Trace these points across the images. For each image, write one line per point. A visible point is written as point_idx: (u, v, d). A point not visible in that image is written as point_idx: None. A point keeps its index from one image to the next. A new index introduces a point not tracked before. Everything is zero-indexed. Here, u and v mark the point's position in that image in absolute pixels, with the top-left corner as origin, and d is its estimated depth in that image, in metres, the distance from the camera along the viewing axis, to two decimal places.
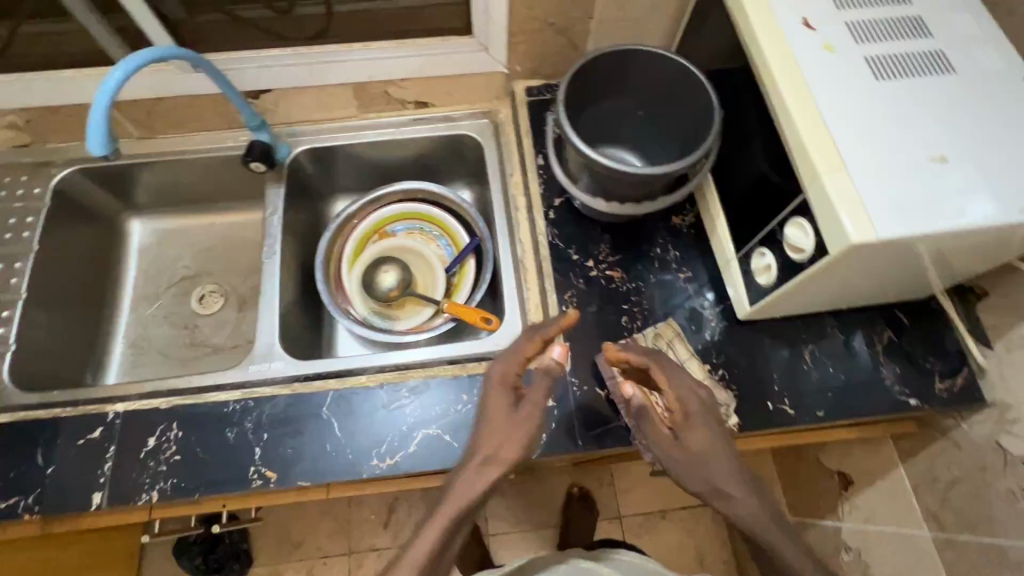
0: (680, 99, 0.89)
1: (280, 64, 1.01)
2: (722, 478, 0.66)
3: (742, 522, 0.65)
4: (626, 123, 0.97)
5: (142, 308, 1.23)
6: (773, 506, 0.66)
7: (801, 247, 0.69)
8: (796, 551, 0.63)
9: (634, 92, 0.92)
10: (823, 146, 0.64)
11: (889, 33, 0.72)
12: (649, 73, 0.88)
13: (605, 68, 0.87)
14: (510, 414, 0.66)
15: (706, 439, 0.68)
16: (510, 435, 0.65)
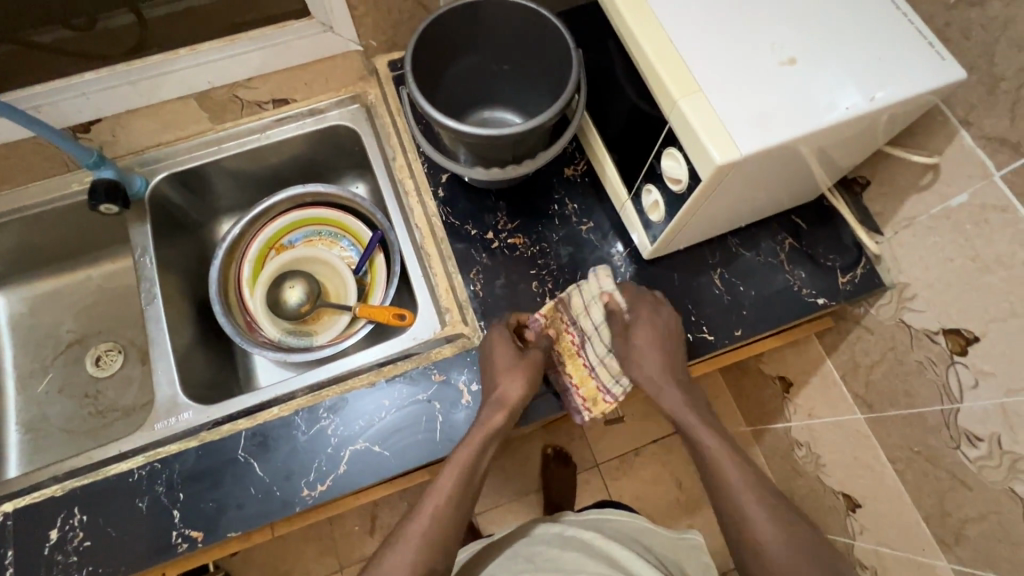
0: (537, 46, 0.85)
1: (98, 89, 0.88)
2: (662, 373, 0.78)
3: (671, 408, 0.77)
4: (493, 80, 0.93)
5: (31, 388, 1.11)
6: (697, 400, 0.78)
7: (678, 177, 0.67)
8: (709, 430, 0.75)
9: (490, 48, 0.88)
10: (675, 71, 0.61)
11: None
12: (499, 24, 0.83)
13: (451, 28, 0.82)
14: (516, 357, 0.79)
15: (648, 345, 0.79)
16: (524, 376, 0.77)
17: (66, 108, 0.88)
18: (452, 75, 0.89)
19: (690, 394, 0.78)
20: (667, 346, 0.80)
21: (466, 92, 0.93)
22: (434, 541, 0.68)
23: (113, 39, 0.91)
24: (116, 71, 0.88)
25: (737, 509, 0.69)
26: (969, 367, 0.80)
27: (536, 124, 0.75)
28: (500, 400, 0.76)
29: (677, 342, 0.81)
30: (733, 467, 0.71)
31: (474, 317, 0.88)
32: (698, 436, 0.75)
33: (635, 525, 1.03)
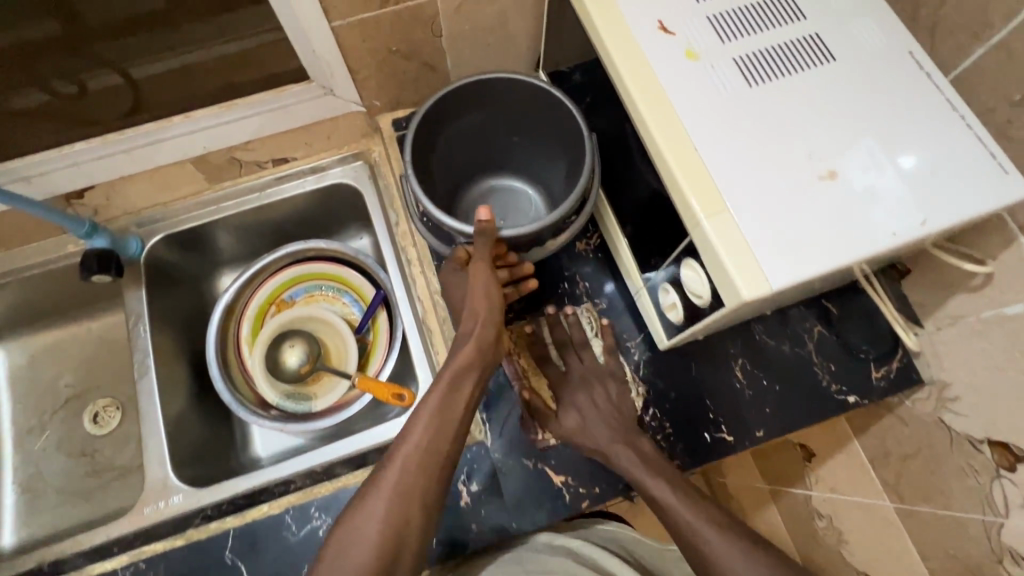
0: (551, 119, 0.80)
1: (90, 158, 0.85)
2: (601, 437, 0.75)
3: (626, 470, 0.71)
4: (501, 147, 0.88)
5: (29, 445, 1.09)
6: (649, 453, 0.73)
7: (699, 293, 0.61)
8: (663, 485, 0.68)
9: (498, 118, 0.83)
10: (699, 187, 0.55)
11: (760, 23, 0.62)
12: (511, 97, 0.79)
13: (457, 101, 0.77)
14: (483, 265, 0.72)
15: (588, 405, 0.78)
16: (488, 281, 0.72)
17: (57, 178, 0.85)
18: (456, 145, 0.84)
19: (641, 450, 0.73)
20: (619, 417, 0.78)
21: (472, 158, 0.89)
22: (406, 484, 0.61)
23: (111, 103, 0.90)
24: (107, 141, 0.84)
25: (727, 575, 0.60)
26: (1016, 486, 0.72)
27: (535, 230, 0.71)
28: (472, 318, 0.72)
29: (614, 397, 0.80)
30: (699, 520, 0.64)
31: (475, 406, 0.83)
32: (648, 486, 0.69)
33: (625, 535, 0.83)
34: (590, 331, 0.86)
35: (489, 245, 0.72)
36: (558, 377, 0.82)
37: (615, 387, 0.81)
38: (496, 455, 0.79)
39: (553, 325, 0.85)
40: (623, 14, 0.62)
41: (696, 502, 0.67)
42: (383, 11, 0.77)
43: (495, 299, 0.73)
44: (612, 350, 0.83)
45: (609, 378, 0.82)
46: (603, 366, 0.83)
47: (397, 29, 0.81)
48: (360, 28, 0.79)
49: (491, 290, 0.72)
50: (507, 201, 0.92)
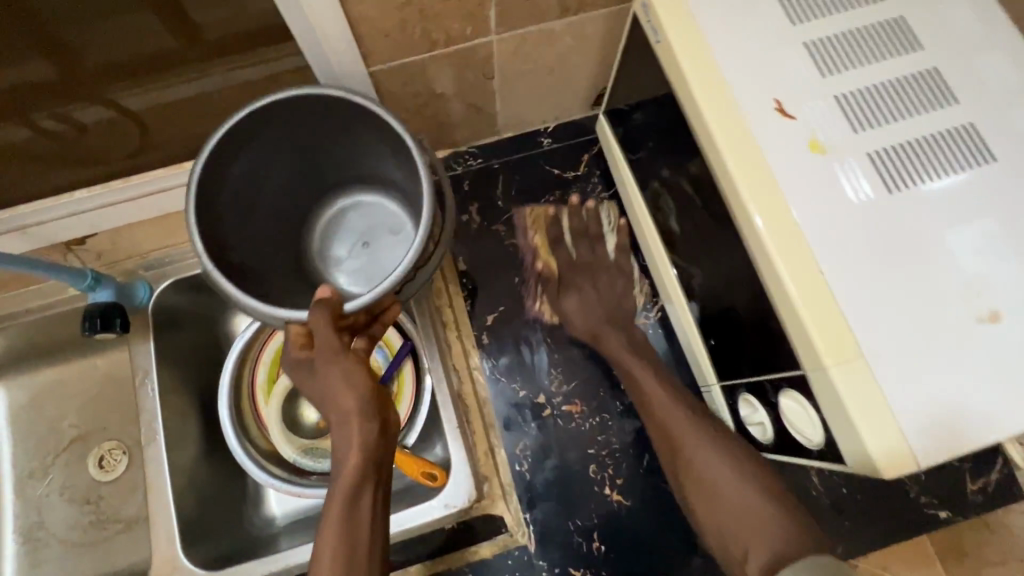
0: (337, 131, 0.70)
1: (93, 208, 0.75)
2: (596, 319, 0.75)
3: (611, 351, 0.74)
4: (332, 161, 0.74)
5: (31, 491, 1.02)
6: (643, 346, 0.75)
7: (809, 437, 0.51)
8: (650, 375, 0.70)
9: (283, 154, 0.69)
10: (826, 324, 0.45)
11: (900, 106, 0.50)
12: (280, 133, 0.66)
13: (249, 135, 0.64)
14: (330, 354, 0.55)
15: (589, 289, 0.77)
16: (344, 366, 0.55)
17: (56, 228, 0.76)
18: (276, 170, 0.71)
19: (634, 342, 0.75)
20: (615, 299, 0.77)
21: (306, 184, 0.76)
22: None
23: (115, 141, 0.81)
24: (112, 188, 0.76)
25: (709, 480, 0.59)
26: None
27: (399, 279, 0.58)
28: (340, 416, 0.54)
29: (618, 288, 0.78)
30: (686, 431, 0.63)
31: (517, 505, 0.74)
32: (640, 379, 0.70)
33: None
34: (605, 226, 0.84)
35: (327, 322, 0.56)
36: (566, 257, 0.80)
37: (620, 281, 0.79)
38: (541, 562, 0.72)
39: (573, 214, 0.83)
40: (731, 92, 0.51)
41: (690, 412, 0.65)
42: (431, 53, 0.66)
43: (362, 382, 0.55)
44: (624, 249, 0.81)
45: (617, 273, 0.79)
46: (612, 259, 0.80)
47: (443, 72, 0.70)
48: (401, 72, 0.68)
49: (352, 376, 0.54)
50: (359, 220, 0.80)
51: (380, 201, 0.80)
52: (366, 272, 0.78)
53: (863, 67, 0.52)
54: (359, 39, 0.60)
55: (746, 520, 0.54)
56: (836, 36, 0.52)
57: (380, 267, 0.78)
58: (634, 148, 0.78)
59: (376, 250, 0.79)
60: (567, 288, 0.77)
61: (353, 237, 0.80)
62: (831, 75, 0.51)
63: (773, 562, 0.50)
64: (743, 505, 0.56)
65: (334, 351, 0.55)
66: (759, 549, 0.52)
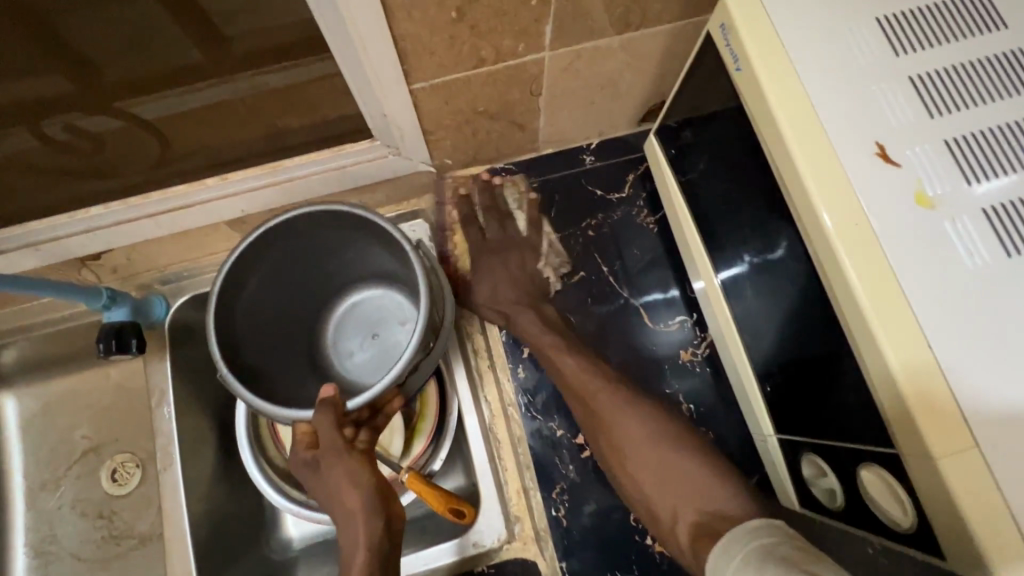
0: (333, 247, 0.72)
1: (109, 224, 0.71)
2: (509, 300, 0.76)
3: (524, 331, 0.74)
4: (327, 277, 0.76)
5: (42, 503, 1.00)
6: (554, 321, 0.75)
7: (895, 512, 0.46)
8: (564, 354, 0.71)
9: (282, 273, 0.71)
10: (936, 412, 0.40)
11: (1023, 155, 0.44)
12: (278, 252, 0.68)
13: (260, 255, 0.66)
14: (333, 454, 0.57)
15: (498, 270, 0.78)
16: (348, 465, 0.56)
17: (69, 245, 0.71)
18: (282, 286, 0.72)
19: (546, 318, 0.75)
20: (521, 277, 0.78)
21: (306, 299, 0.76)
22: None
23: (132, 152, 0.76)
24: (129, 205, 0.71)
25: (625, 451, 0.65)
26: None
27: (400, 371, 0.58)
28: (347, 513, 0.55)
29: (527, 263, 0.80)
30: (607, 411, 0.67)
31: (553, 552, 0.70)
32: (552, 360, 0.71)
33: None
34: (512, 203, 0.83)
35: (330, 420, 0.58)
36: (476, 238, 0.80)
37: (527, 255, 0.80)
38: None
39: (483, 189, 0.82)
40: (828, 135, 0.45)
41: (602, 387, 0.69)
42: (477, 70, 0.60)
43: (367, 480, 0.56)
44: (537, 223, 0.82)
45: (528, 249, 0.80)
46: (522, 236, 0.81)
47: (488, 89, 0.64)
48: (444, 90, 0.62)
49: (356, 474, 0.56)
50: (367, 312, 0.80)
51: (386, 294, 0.79)
52: (377, 365, 0.78)
53: (978, 108, 0.45)
54: (402, 56, 0.55)
55: (677, 483, 0.60)
56: (947, 71, 0.46)
57: (390, 359, 0.77)
58: (686, 173, 0.72)
59: (386, 341, 0.79)
60: (482, 269, 0.77)
61: (362, 328, 0.79)
62: (940, 116, 0.45)
63: (706, 517, 0.57)
64: (674, 467, 0.62)
65: (337, 451, 0.57)
66: (693, 505, 0.58)
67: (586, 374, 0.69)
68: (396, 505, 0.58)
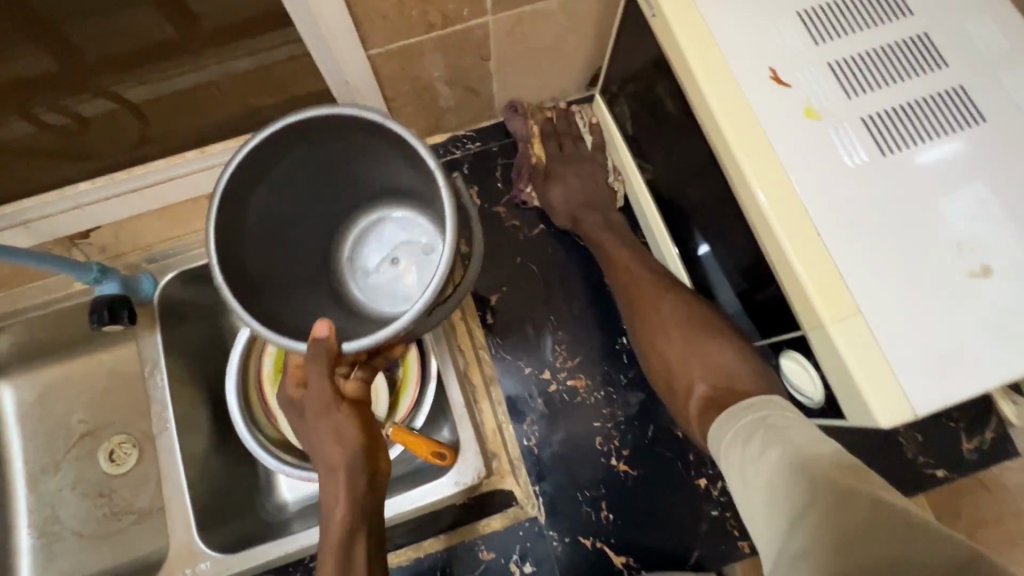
0: (358, 155, 0.67)
1: (99, 200, 0.76)
2: (577, 206, 0.82)
3: (588, 231, 0.81)
4: (354, 184, 0.72)
5: (43, 486, 1.03)
6: (619, 228, 0.82)
7: (807, 390, 0.53)
8: (623, 250, 0.78)
9: (304, 176, 0.66)
10: (824, 287, 0.47)
11: (892, 72, 0.51)
12: (301, 154, 0.63)
13: (273, 160, 0.62)
14: (321, 404, 0.56)
15: (568, 174, 0.84)
16: (336, 421, 0.56)
17: (63, 220, 0.76)
18: (302, 185, 0.67)
19: (613, 226, 0.82)
20: (593, 188, 0.84)
21: (309, 216, 0.72)
22: None
23: (116, 136, 0.81)
24: (115, 180, 0.76)
25: (660, 325, 0.69)
26: None
27: (407, 325, 0.55)
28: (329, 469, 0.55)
29: (598, 176, 0.85)
30: (651, 296, 0.72)
31: (527, 478, 0.77)
32: (613, 256, 0.78)
33: None
34: (584, 128, 0.89)
35: (319, 368, 0.55)
36: (553, 150, 0.86)
37: (599, 173, 0.85)
38: (552, 532, 0.75)
39: (563, 116, 0.88)
40: (728, 64, 0.52)
41: (652, 274, 0.74)
42: (427, 36, 0.67)
43: (354, 437, 0.56)
44: (600, 147, 0.87)
45: (599, 165, 0.86)
46: (590, 153, 0.87)
47: (441, 54, 0.71)
48: (399, 56, 0.69)
49: (343, 432, 0.56)
50: (388, 235, 0.78)
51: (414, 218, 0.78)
52: (394, 291, 0.77)
53: (855, 35, 0.53)
54: (358, 22, 0.61)
55: (699, 361, 0.65)
56: (828, 5, 0.54)
57: (407, 289, 0.77)
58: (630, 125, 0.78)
59: (405, 268, 0.78)
60: (553, 176, 0.84)
61: (381, 249, 0.79)
62: (824, 43, 0.52)
63: (716, 387, 0.62)
64: (703, 352, 0.65)
65: (327, 406, 0.55)
66: (709, 381, 0.63)
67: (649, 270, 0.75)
68: (382, 458, 0.59)
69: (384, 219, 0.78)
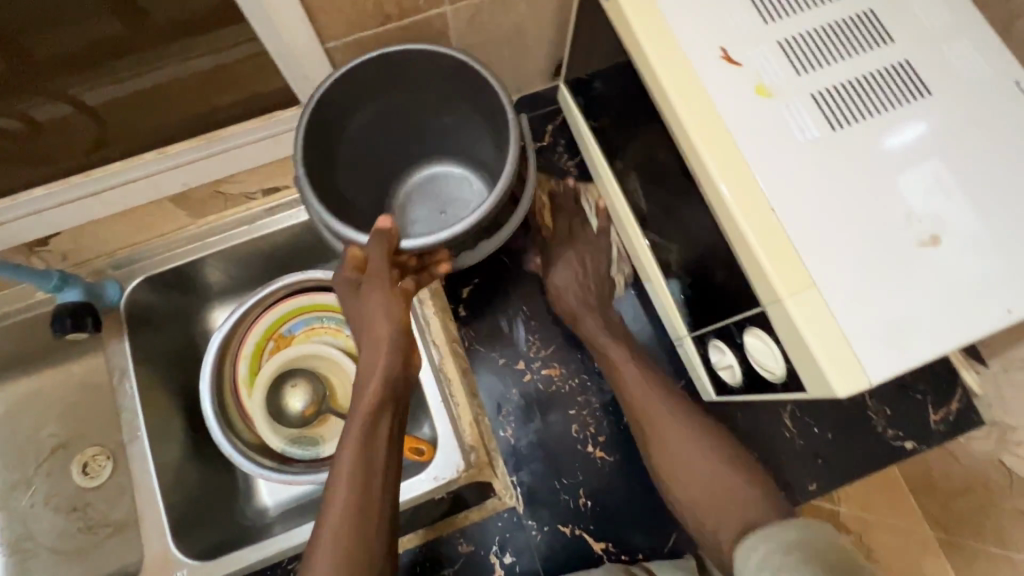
0: (431, 100, 0.76)
1: (56, 205, 0.74)
2: (578, 300, 0.79)
3: (590, 335, 0.77)
4: (426, 134, 0.81)
5: (14, 503, 1.01)
6: (620, 327, 0.79)
7: (768, 365, 0.54)
8: (627, 353, 0.75)
9: (387, 116, 0.76)
10: (780, 260, 0.47)
11: (839, 48, 0.52)
12: (384, 101, 0.73)
13: (351, 97, 0.69)
14: (377, 285, 0.61)
15: (571, 258, 0.81)
16: (385, 302, 0.60)
17: (17, 228, 0.74)
18: (383, 130, 0.78)
19: (613, 323, 0.79)
20: (595, 283, 0.81)
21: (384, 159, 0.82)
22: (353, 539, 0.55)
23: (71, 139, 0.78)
24: (71, 184, 0.74)
25: (670, 451, 0.67)
26: None
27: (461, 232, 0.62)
28: (373, 344, 0.59)
29: (600, 264, 0.82)
30: (661, 418, 0.70)
31: (504, 469, 0.77)
32: (616, 358, 0.75)
33: None
34: (587, 209, 0.84)
35: (382, 251, 0.61)
36: (562, 232, 0.83)
37: (601, 258, 0.83)
38: (531, 521, 0.75)
39: (570, 196, 0.86)
40: (680, 45, 0.53)
41: (658, 386, 0.73)
42: (385, 27, 0.66)
43: (402, 323, 0.60)
44: (604, 231, 0.82)
45: (601, 248, 0.82)
46: (595, 237, 0.83)
47: (400, 45, 0.71)
48: (358, 48, 0.68)
49: (392, 312, 0.60)
50: (447, 188, 0.86)
51: (461, 177, 0.86)
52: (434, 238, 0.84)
53: (803, 13, 0.53)
54: (311, 13, 0.60)
55: (718, 502, 0.62)
56: None
57: None
58: (594, 112, 0.78)
59: (450, 219, 0.85)
60: (554, 264, 0.81)
61: (434, 200, 0.86)
62: (773, 22, 0.53)
63: (742, 528, 0.58)
64: (718, 488, 0.63)
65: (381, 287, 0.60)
66: (734, 526, 0.59)
67: (651, 380, 0.73)
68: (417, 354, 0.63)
69: (444, 175, 0.86)
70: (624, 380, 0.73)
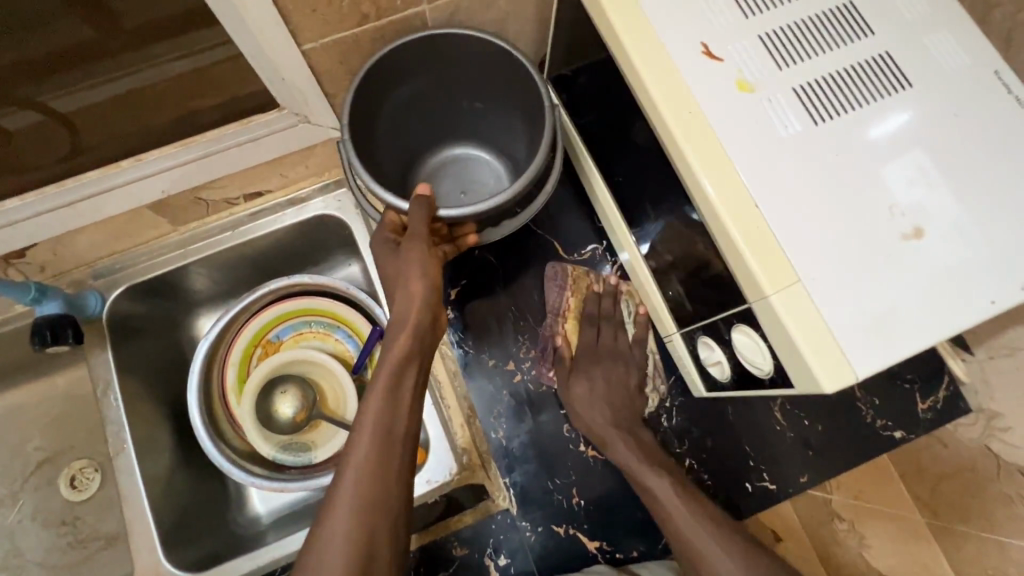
0: (462, 82, 0.79)
1: (29, 217, 0.72)
2: (606, 422, 0.74)
3: (622, 459, 0.71)
4: (455, 118, 0.85)
5: (1, 519, 0.99)
6: (654, 450, 0.73)
7: (756, 362, 0.53)
8: (661, 473, 0.68)
9: (421, 97, 0.79)
10: (765, 256, 0.47)
11: (820, 42, 0.52)
12: (418, 84, 0.77)
13: (390, 79, 0.73)
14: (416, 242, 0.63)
15: (600, 374, 0.78)
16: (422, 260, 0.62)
17: None
18: (415, 113, 0.81)
19: (644, 446, 0.73)
20: (627, 399, 0.77)
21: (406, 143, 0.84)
22: (374, 486, 0.51)
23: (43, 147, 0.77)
24: (44, 195, 0.72)
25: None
26: None
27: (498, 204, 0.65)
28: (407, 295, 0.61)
29: (632, 381, 0.78)
30: (698, 528, 0.63)
31: (497, 471, 0.76)
32: (643, 476, 0.69)
33: None
34: (626, 314, 0.83)
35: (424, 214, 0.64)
36: (589, 342, 0.81)
37: (631, 375, 0.79)
38: (524, 523, 0.74)
39: (605, 298, 0.83)
40: (660, 41, 0.52)
41: (699, 507, 0.65)
42: (363, 28, 0.66)
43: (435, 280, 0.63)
44: (642, 341, 0.81)
45: (634, 370, 0.80)
46: (630, 352, 0.80)
47: (379, 46, 0.70)
48: (336, 49, 0.67)
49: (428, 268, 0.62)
50: (476, 172, 0.89)
51: (489, 162, 0.89)
52: None
53: (784, 7, 0.53)
54: (285, 15, 0.59)
55: None
56: None
57: None
58: (578, 108, 0.77)
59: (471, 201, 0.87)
60: (579, 377, 0.77)
61: (463, 180, 0.89)
62: (754, 16, 0.53)
63: None
64: None
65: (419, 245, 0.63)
66: None
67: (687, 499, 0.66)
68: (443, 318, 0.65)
69: (474, 159, 0.89)
70: (658, 505, 0.67)
